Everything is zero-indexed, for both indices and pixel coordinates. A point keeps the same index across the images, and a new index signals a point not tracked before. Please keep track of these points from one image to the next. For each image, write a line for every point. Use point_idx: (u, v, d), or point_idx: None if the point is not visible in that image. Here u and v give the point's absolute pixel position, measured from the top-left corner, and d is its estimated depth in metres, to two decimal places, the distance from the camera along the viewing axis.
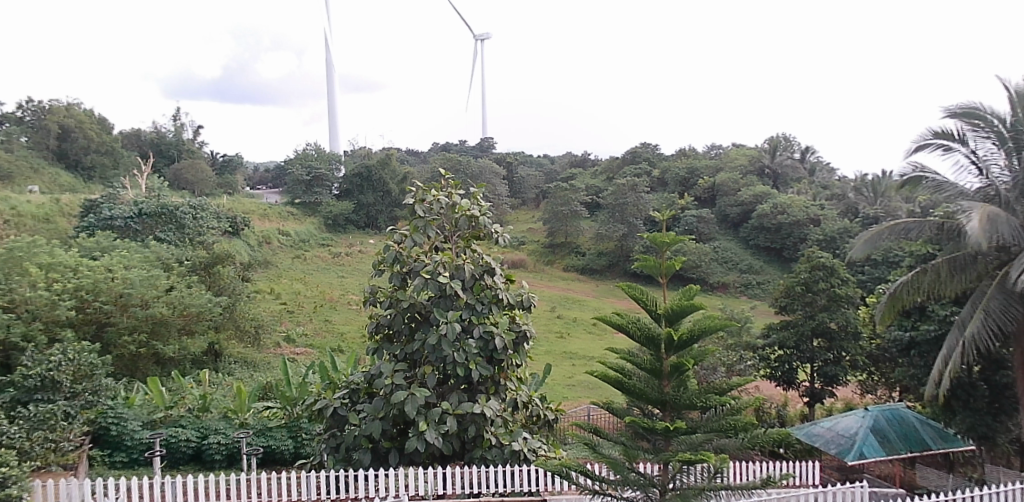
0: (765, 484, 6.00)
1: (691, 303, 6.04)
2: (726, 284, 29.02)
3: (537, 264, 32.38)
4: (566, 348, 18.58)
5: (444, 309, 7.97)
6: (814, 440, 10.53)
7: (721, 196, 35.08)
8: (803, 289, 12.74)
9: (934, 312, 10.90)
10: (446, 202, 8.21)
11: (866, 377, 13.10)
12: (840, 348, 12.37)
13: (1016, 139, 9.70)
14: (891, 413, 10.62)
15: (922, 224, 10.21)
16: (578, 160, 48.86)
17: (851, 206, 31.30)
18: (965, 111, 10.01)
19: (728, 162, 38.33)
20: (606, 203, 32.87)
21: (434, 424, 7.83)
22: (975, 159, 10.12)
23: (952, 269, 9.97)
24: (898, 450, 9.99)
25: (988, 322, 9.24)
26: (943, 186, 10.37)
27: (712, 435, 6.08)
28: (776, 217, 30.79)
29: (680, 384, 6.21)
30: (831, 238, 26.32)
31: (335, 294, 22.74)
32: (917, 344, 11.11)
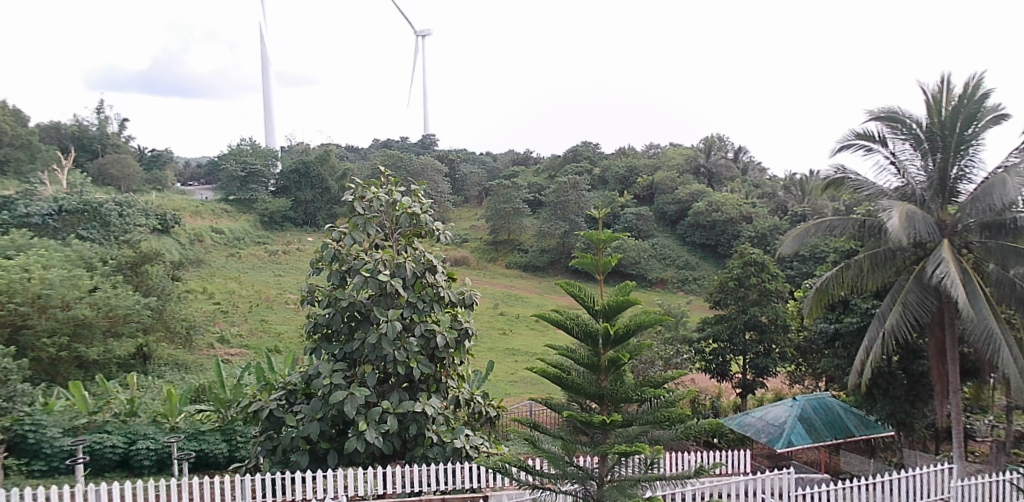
0: (699, 473, 6.18)
1: (627, 298, 6.17)
2: (664, 280, 29.76)
3: (479, 261, 32.41)
4: (509, 345, 18.70)
5: (384, 307, 7.92)
6: (745, 429, 10.92)
7: (659, 194, 35.92)
8: (736, 284, 13.17)
9: (857, 305, 11.48)
10: (385, 199, 8.17)
11: (795, 368, 13.68)
12: (770, 341, 12.86)
13: (931, 141, 10.28)
14: (817, 402, 11.09)
15: (846, 221, 10.69)
16: (520, 158, 49.18)
17: (780, 204, 32.57)
18: (885, 114, 10.55)
19: (665, 161, 39.29)
20: (547, 201, 33.17)
21: (374, 424, 7.78)
22: (893, 160, 10.67)
23: (873, 263, 10.50)
24: (824, 437, 10.46)
25: (906, 314, 9.76)
26: (865, 186, 10.90)
27: (648, 426, 6.21)
28: (710, 215, 31.72)
29: (617, 378, 6.33)
30: (762, 235, 27.35)
31: (271, 293, 22.22)
32: (841, 336, 11.70)
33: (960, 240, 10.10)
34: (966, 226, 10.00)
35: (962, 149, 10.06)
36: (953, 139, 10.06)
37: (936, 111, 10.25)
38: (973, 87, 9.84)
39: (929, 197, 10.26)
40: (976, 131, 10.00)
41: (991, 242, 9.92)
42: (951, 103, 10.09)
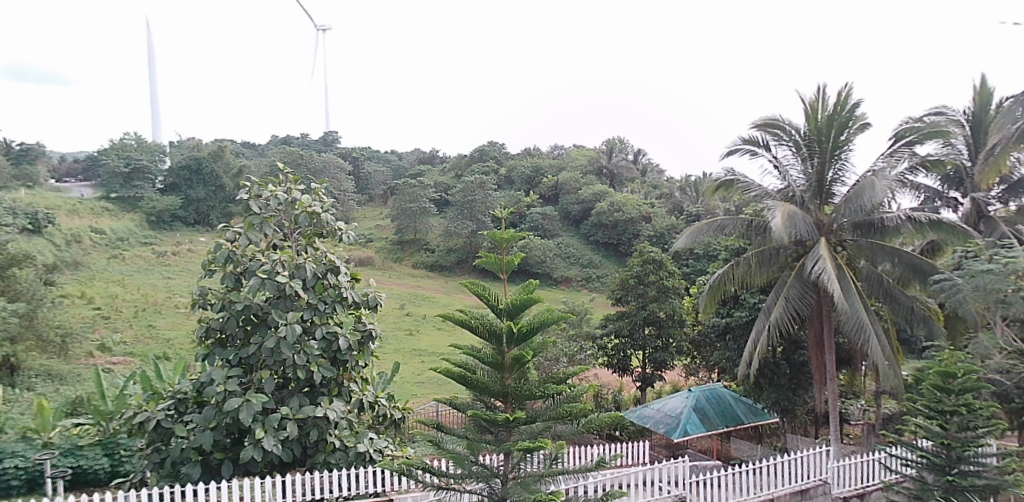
0: (599, 465, 6.36)
1: (530, 297, 6.26)
2: (568, 278, 30.39)
3: (385, 261, 31.86)
4: (415, 346, 18.52)
5: (283, 310, 7.66)
6: (645, 421, 11.34)
7: (564, 194, 36.69)
8: (636, 281, 13.63)
9: (746, 300, 12.24)
10: (284, 198, 7.90)
11: (690, 361, 14.37)
12: (668, 335, 13.41)
13: (809, 146, 11.06)
14: (710, 393, 11.67)
15: (735, 221, 11.31)
16: (426, 157, 48.89)
17: (677, 205, 34.05)
18: (768, 121, 11.27)
19: (569, 162, 40.17)
20: (454, 200, 33.10)
21: (272, 431, 7.49)
22: (777, 163, 11.38)
23: (759, 260, 11.16)
24: (716, 425, 11.02)
25: (789, 308, 10.45)
26: (752, 187, 11.57)
27: (550, 422, 6.33)
28: (612, 215, 32.67)
29: (521, 375, 6.40)
30: (660, 234, 28.48)
31: (159, 297, 20.92)
32: (732, 329, 12.47)
33: (835, 238, 10.91)
34: (840, 225, 10.83)
35: (837, 154, 10.88)
36: (828, 144, 10.87)
37: (813, 118, 11.04)
38: (844, 97, 10.68)
39: (807, 198, 11.03)
40: (848, 138, 10.86)
41: (863, 239, 10.72)
42: (826, 112, 10.89)
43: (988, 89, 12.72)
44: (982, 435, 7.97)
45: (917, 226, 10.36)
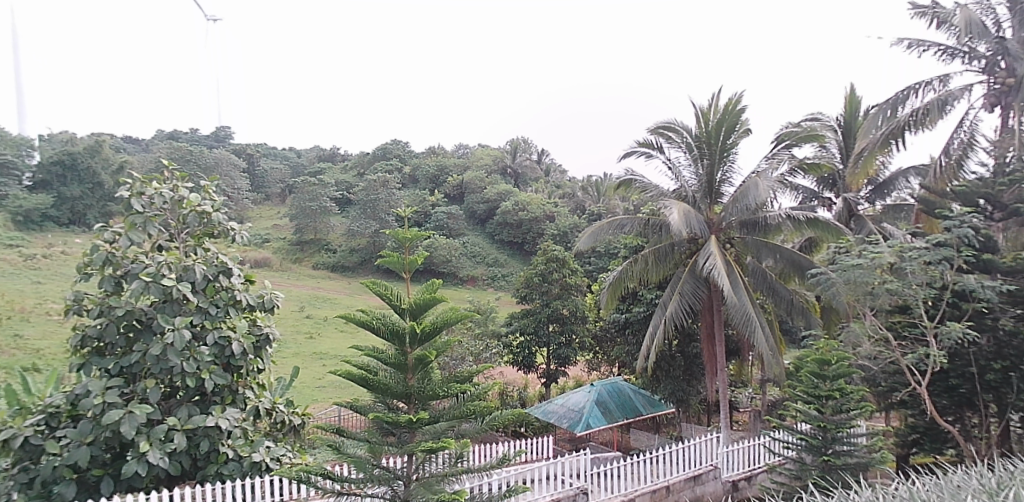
0: (503, 462, 6.39)
1: (434, 296, 6.20)
2: (474, 277, 30.45)
3: (283, 262, 30.71)
4: (316, 349, 17.99)
5: (170, 315, 7.22)
6: (549, 416, 11.50)
7: (469, 193, 36.78)
8: (540, 279, 13.83)
9: (644, 296, 12.75)
10: (169, 196, 7.45)
11: (592, 356, 14.79)
12: (571, 331, 13.69)
13: (700, 149, 11.62)
14: (611, 387, 12.02)
15: (633, 220, 11.70)
16: (327, 154, 47.61)
17: (580, 204, 34.87)
18: (663, 125, 11.78)
19: (474, 161, 40.27)
20: (356, 199, 32.39)
21: (158, 443, 7.02)
22: (670, 165, 11.90)
23: (656, 257, 11.61)
24: (617, 418, 11.35)
25: (683, 302, 10.93)
26: (648, 188, 12.04)
27: (454, 421, 6.29)
28: (517, 213, 33.01)
29: (424, 375, 6.33)
30: (564, 233, 29.07)
31: (26, 304, 19.19)
32: (631, 324, 12.98)
33: (724, 236, 11.52)
34: (728, 224, 11.44)
35: (724, 155, 11.50)
36: (717, 147, 11.47)
37: (702, 122, 11.61)
38: (731, 103, 11.30)
39: (699, 198, 11.61)
40: (734, 141, 11.51)
41: (748, 237, 11.38)
42: (715, 117, 11.49)
43: (856, 97, 13.84)
44: (852, 416, 8.68)
45: (796, 224, 11.11)
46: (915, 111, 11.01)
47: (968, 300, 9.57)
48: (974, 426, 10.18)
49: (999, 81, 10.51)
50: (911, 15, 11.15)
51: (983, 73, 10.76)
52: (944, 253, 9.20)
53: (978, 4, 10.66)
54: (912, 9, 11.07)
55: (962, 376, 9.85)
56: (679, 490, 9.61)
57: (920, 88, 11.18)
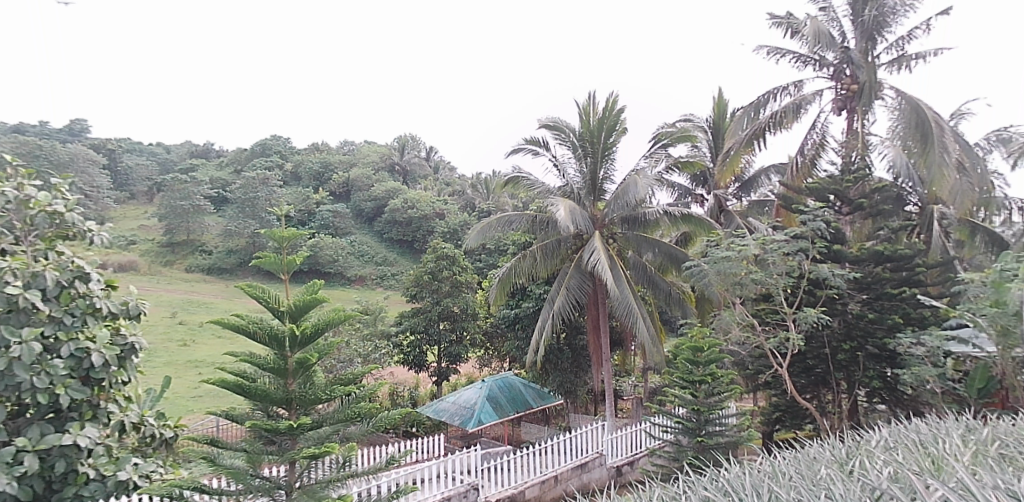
0: (391, 464, 6.29)
1: (315, 298, 6.00)
2: (362, 276, 29.59)
3: (151, 266, 28.65)
4: (190, 358, 16.95)
5: (16, 326, 6.51)
6: (441, 415, 11.40)
7: (355, 191, 36.00)
8: (430, 277, 13.74)
9: (533, 291, 13.04)
10: (13, 195, 6.74)
11: (484, 352, 14.95)
12: (462, 329, 13.71)
13: (583, 147, 11.98)
14: (502, 382, 12.13)
15: (521, 216, 11.88)
16: (200, 150, 44.97)
17: (469, 202, 35.05)
18: (548, 123, 12.05)
19: (360, 158, 39.48)
20: (232, 198, 30.78)
21: (4, 467, 6.29)
22: (556, 162, 12.19)
23: (543, 252, 11.85)
24: (508, 412, 11.48)
25: (569, 297, 11.23)
26: (535, 185, 12.27)
27: (338, 426, 6.11)
28: (405, 211, 32.72)
29: (305, 380, 6.10)
30: (453, 231, 29.08)
31: None
32: (520, 319, 13.24)
33: (607, 231, 11.93)
34: (611, 220, 11.85)
35: (607, 153, 11.91)
36: (600, 146, 11.87)
37: (586, 121, 11.97)
38: (611, 103, 11.73)
39: (583, 195, 11.97)
40: (615, 140, 11.97)
41: (630, 232, 11.86)
42: (596, 116, 11.89)
43: (724, 99, 14.79)
44: (722, 398, 9.28)
45: (673, 219, 11.70)
46: (774, 113, 11.91)
47: (822, 287, 10.47)
48: (828, 402, 11.18)
49: (845, 87, 11.53)
50: (770, 24, 12.02)
51: (832, 80, 11.77)
52: (801, 245, 10.02)
53: (826, 16, 11.68)
54: (770, 19, 11.94)
55: (818, 356, 10.77)
56: (567, 479, 9.88)
57: (779, 93, 12.09)
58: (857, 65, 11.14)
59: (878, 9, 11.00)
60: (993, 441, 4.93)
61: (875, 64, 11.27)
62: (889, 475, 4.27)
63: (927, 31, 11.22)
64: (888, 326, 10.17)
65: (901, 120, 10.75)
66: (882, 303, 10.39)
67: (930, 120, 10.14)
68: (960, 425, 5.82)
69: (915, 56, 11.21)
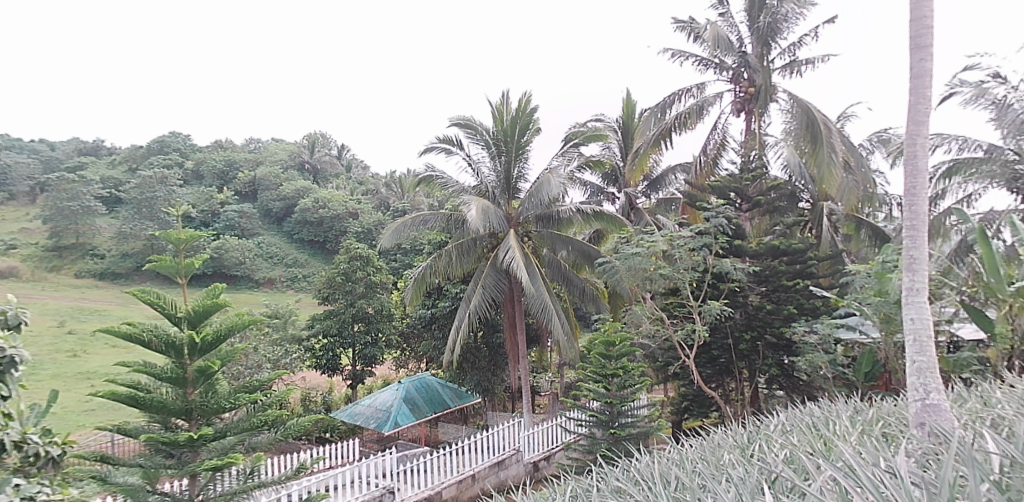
0: (300, 472, 6.09)
1: (216, 303, 5.73)
2: (271, 280, 28.58)
3: (35, 271, 26.53)
4: (82, 369, 15.88)
5: None
6: (355, 418, 11.15)
7: (263, 190, 34.78)
8: (343, 279, 13.40)
9: (449, 291, 12.99)
10: None
11: (400, 354, 14.77)
12: (377, 330, 13.48)
13: (497, 146, 12.04)
14: (419, 383, 12.01)
15: (435, 215, 11.80)
16: (90, 147, 42.19)
17: (383, 201, 34.55)
18: (461, 121, 12.01)
19: (268, 157, 38.18)
20: (128, 197, 28.97)
21: None
22: (470, 161, 12.19)
23: (459, 251, 11.81)
24: (425, 413, 11.36)
25: (485, 295, 11.25)
26: (449, 183, 12.22)
27: (243, 435, 5.84)
28: (317, 211, 31.85)
29: (207, 389, 5.81)
30: (367, 230, 28.54)
31: None
32: (437, 319, 13.16)
33: (522, 229, 12.03)
34: (525, 218, 11.96)
35: (520, 153, 12.03)
36: (514, 145, 11.96)
37: (499, 120, 12.03)
38: (524, 102, 11.81)
39: (498, 193, 12.02)
40: (528, 139, 12.09)
41: (544, 230, 12.02)
42: (509, 115, 11.96)
43: (633, 100, 15.24)
44: (633, 391, 9.56)
45: (585, 217, 11.94)
46: (679, 115, 12.38)
47: (725, 280, 10.96)
48: (732, 390, 11.73)
49: (743, 90, 12.09)
50: (673, 28, 12.47)
51: (731, 83, 12.33)
52: (705, 241, 10.46)
53: (725, 22, 12.23)
54: (674, 23, 12.38)
55: (722, 347, 11.27)
56: (484, 477, 9.90)
57: (683, 94, 12.56)
58: (753, 70, 11.75)
59: (772, 16, 11.63)
60: (877, 420, 5.32)
61: (770, 68, 11.89)
62: (785, 458, 4.50)
63: (815, 38, 11.95)
64: (784, 316, 10.78)
65: (794, 122, 11.39)
66: (779, 294, 11.00)
67: (818, 122, 10.77)
68: (848, 408, 6.24)
69: (805, 61, 11.92)
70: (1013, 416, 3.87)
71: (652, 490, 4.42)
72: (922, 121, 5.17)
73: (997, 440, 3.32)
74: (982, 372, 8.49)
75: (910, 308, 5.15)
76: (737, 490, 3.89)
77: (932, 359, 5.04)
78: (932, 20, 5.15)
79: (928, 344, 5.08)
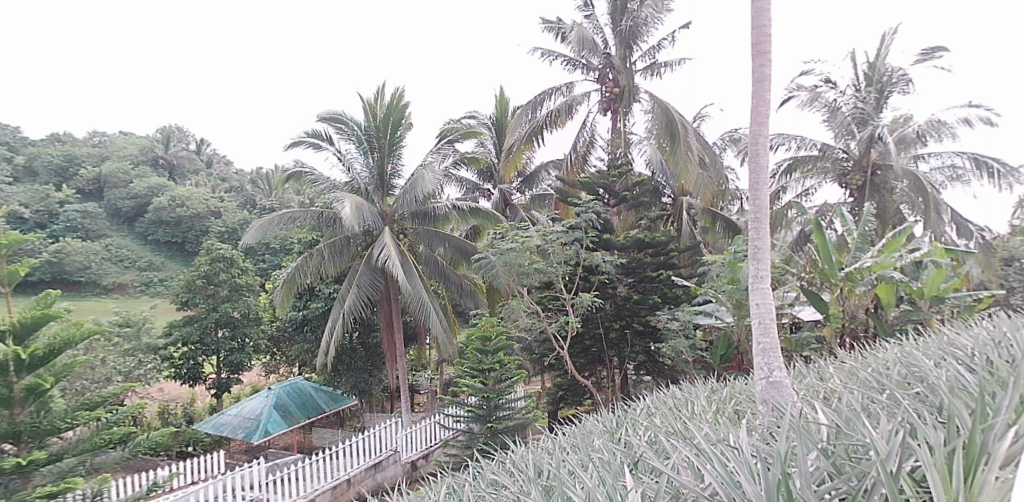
0: (153, 491, 5.64)
1: (46, 314, 5.19)
2: (122, 284, 26.34)
3: None
4: None
5: None
6: (221, 429, 10.50)
7: (110, 188, 31.97)
8: (204, 282, 12.56)
9: (321, 291, 12.57)
10: None
11: (270, 359, 14.12)
12: (243, 335, 12.83)
13: (369, 142, 11.77)
14: (290, 388, 11.53)
15: (305, 213, 11.31)
16: None
17: (248, 199, 32.89)
18: (330, 116, 11.63)
19: (115, 152, 35.10)
20: None
21: None
22: (340, 157, 11.83)
23: (331, 250, 11.39)
24: (298, 419, 10.92)
25: (360, 295, 10.97)
26: (319, 180, 11.80)
27: (85, 456, 5.33)
28: (174, 210, 29.73)
29: (40, 408, 5.24)
30: (232, 230, 27.04)
31: None
32: (309, 320, 12.72)
33: (397, 227, 11.85)
34: (401, 215, 11.79)
35: (393, 148, 11.85)
36: (386, 141, 11.75)
37: (370, 115, 11.77)
38: (396, 97, 11.61)
39: (371, 191, 11.77)
40: (401, 135, 11.92)
41: (420, 228, 11.88)
42: (381, 111, 11.73)
43: (505, 98, 15.47)
44: (510, 384, 9.71)
45: (461, 213, 11.96)
46: (550, 113, 12.71)
47: (595, 273, 11.40)
48: (603, 378, 12.25)
49: (608, 90, 12.59)
50: (541, 29, 12.78)
51: (598, 83, 12.81)
52: (576, 235, 10.82)
53: (590, 24, 12.68)
54: (542, 23, 12.68)
55: (593, 337, 11.72)
56: (359, 481, 9.68)
57: (553, 93, 12.89)
58: (617, 71, 12.28)
59: (633, 20, 12.20)
60: (730, 399, 5.74)
61: (632, 70, 12.47)
62: (648, 440, 4.75)
63: (672, 42, 12.67)
64: (649, 305, 11.43)
65: (655, 121, 12.03)
66: (644, 285, 11.58)
67: (676, 122, 11.44)
68: (705, 389, 6.68)
69: (664, 64, 12.62)
70: (840, 388, 4.31)
71: (525, 480, 4.50)
72: (762, 121, 5.62)
73: (825, 411, 3.67)
74: (818, 350, 9.39)
75: (756, 294, 5.60)
76: (603, 473, 4.05)
77: (774, 340, 5.51)
78: (769, 30, 5.59)
79: (771, 326, 5.56)
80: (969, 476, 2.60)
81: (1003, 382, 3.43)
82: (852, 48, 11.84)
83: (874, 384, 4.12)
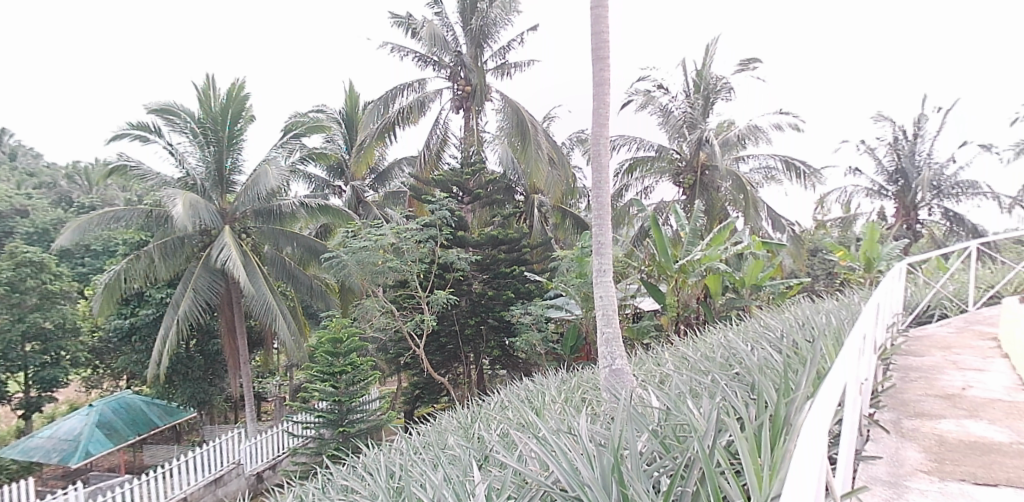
0: None
1: None
2: None
3: None
4: None
5: None
6: (30, 454, 9.31)
7: None
8: (6, 290, 10.72)
9: (151, 297, 11.52)
10: None
11: (90, 372, 12.93)
12: (58, 349, 11.52)
13: (204, 134, 10.93)
14: (116, 404, 10.48)
15: (131, 212, 10.28)
16: None
17: (63, 196, 29.41)
18: (160, 106, 10.57)
19: None
20: None
21: None
22: (171, 151, 10.93)
23: (163, 252, 10.48)
24: (126, 436, 9.95)
25: (197, 299, 10.18)
26: (147, 175, 10.80)
27: None
28: None
29: None
30: (42, 231, 24.02)
31: None
32: (138, 329, 11.66)
33: (239, 225, 11.13)
34: (242, 213, 11.08)
35: (233, 142, 11.12)
36: (224, 134, 10.99)
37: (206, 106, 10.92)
38: (235, 88, 10.90)
39: (208, 187, 10.98)
40: (241, 128, 11.21)
41: (264, 226, 11.19)
42: (219, 101, 10.95)
43: (355, 92, 15.09)
44: (363, 386, 9.48)
45: (309, 210, 11.46)
46: (402, 109, 12.53)
47: (449, 270, 11.45)
48: (459, 374, 12.32)
49: (460, 88, 12.65)
50: (390, 23, 12.55)
51: (449, 81, 12.83)
52: (430, 233, 10.78)
53: (441, 21, 12.65)
54: (391, 17, 12.45)
55: (449, 334, 11.80)
56: (196, 498, 8.99)
57: (404, 89, 12.74)
58: (468, 70, 12.39)
59: (483, 20, 12.34)
60: (577, 388, 6.00)
61: (483, 69, 12.62)
62: (497, 434, 4.86)
63: (521, 44, 12.97)
64: (503, 300, 11.66)
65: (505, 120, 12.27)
66: (498, 281, 11.80)
67: (526, 121, 11.75)
68: (555, 379, 6.94)
69: (513, 65, 12.90)
70: (672, 373, 4.66)
71: (375, 481, 4.44)
72: (603, 123, 5.89)
73: (657, 394, 3.96)
74: (657, 338, 10.08)
75: (600, 286, 5.85)
76: (451, 468, 4.10)
77: (616, 329, 5.79)
78: (608, 36, 5.86)
79: (613, 317, 5.85)
80: (774, 444, 2.92)
81: (804, 360, 3.87)
82: (683, 57, 12.77)
83: (700, 368, 4.50)
